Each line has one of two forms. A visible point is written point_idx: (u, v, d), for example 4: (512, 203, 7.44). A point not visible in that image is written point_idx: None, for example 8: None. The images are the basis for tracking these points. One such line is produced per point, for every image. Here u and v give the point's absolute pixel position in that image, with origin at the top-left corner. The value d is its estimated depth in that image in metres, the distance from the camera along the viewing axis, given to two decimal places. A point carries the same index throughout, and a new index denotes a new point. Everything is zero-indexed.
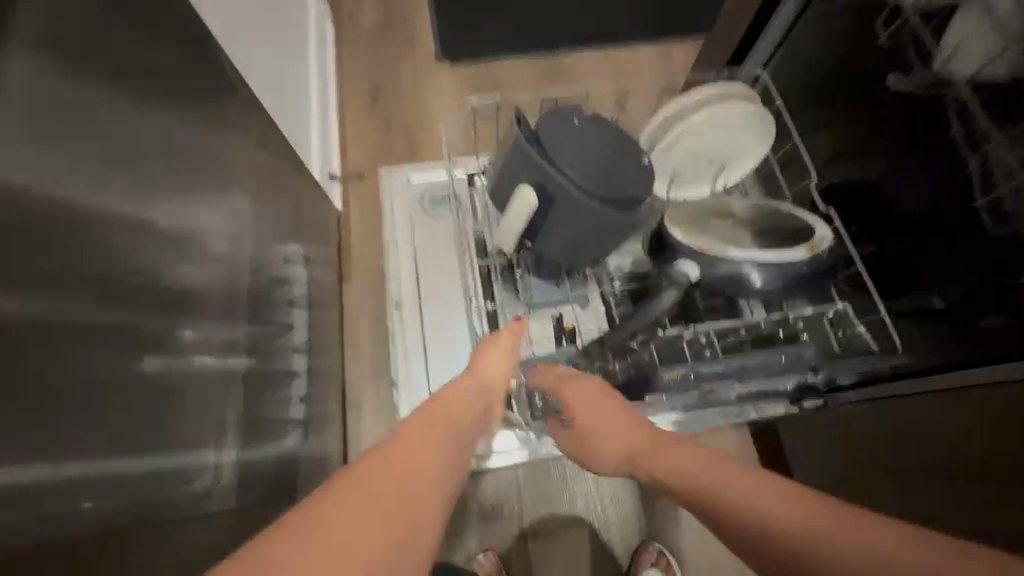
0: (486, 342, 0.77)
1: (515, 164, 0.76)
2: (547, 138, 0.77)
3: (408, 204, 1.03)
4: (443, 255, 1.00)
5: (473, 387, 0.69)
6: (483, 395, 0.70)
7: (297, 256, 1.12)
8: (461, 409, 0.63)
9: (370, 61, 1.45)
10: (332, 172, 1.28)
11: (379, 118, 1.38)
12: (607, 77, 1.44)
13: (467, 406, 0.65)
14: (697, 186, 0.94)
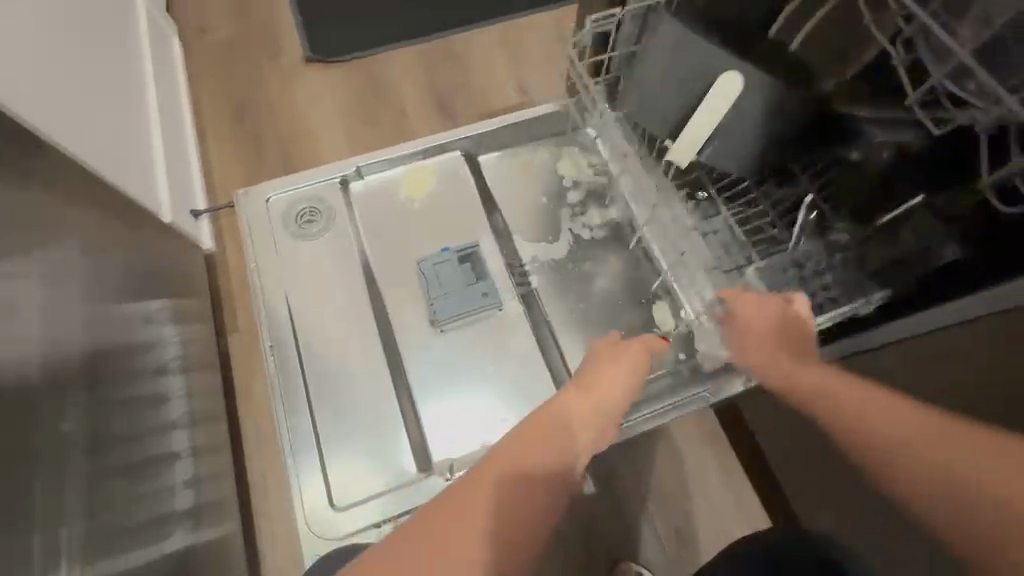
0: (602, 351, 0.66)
1: (675, 53, 0.64)
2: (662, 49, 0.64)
3: (270, 228, 0.86)
4: (323, 279, 0.84)
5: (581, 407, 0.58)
6: (599, 415, 0.59)
7: (162, 313, 0.93)
8: (563, 437, 0.53)
9: (228, 78, 1.26)
10: (195, 208, 1.10)
11: (247, 136, 1.19)
12: (497, 54, 1.29)
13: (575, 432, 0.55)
14: None
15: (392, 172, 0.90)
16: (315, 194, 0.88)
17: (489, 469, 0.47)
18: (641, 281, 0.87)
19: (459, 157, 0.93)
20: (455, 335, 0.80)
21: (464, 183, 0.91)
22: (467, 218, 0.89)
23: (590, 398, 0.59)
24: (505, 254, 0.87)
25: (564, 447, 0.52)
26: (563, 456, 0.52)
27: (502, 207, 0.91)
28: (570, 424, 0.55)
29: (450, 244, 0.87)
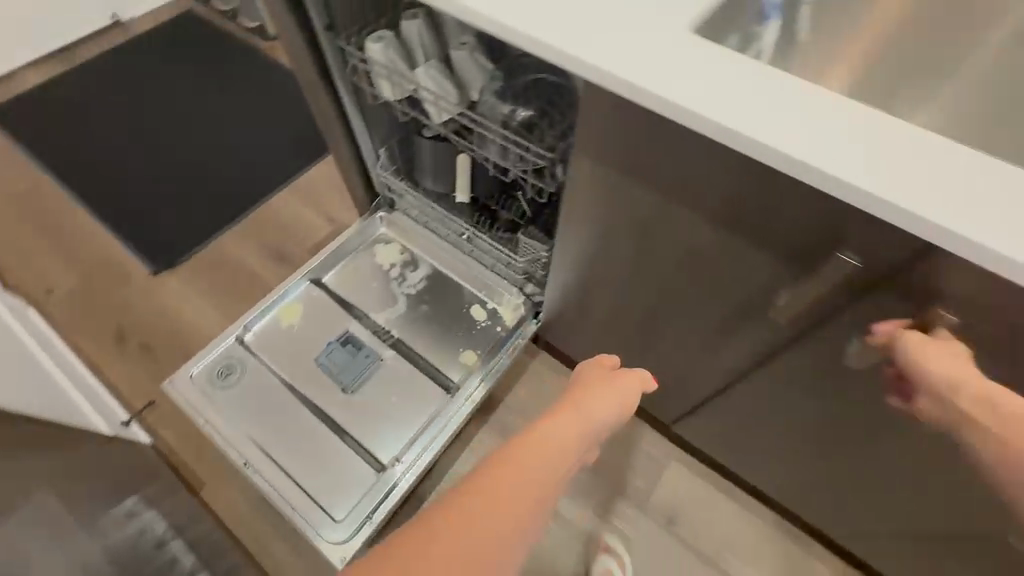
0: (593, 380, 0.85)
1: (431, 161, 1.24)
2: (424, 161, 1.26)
3: (202, 392, 1.18)
4: (259, 403, 1.19)
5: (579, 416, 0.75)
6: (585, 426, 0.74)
7: (138, 503, 1.16)
8: (559, 448, 0.67)
9: (96, 316, 1.52)
10: (123, 419, 1.35)
11: (136, 350, 1.47)
12: (303, 203, 1.73)
13: (561, 435, 0.69)
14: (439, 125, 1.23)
15: (268, 315, 1.29)
16: (223, 355, 1.22)
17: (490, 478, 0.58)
18: (458, 299, 1.37)
19: (310, 284, 1.35)
20: (362, 389, 1.22)
21: (321, 298, 1.34)
22: (334, 318, 1.31)
23: (579, 410, 0.76)
24: (369, 327, 1.31)
25: (555, 452, 0.65)
26: (555, 454, 0.65)
27: (354, 301, 1.36)
28: (556, 436, 0.69)
29: (330, 338, 1.28)
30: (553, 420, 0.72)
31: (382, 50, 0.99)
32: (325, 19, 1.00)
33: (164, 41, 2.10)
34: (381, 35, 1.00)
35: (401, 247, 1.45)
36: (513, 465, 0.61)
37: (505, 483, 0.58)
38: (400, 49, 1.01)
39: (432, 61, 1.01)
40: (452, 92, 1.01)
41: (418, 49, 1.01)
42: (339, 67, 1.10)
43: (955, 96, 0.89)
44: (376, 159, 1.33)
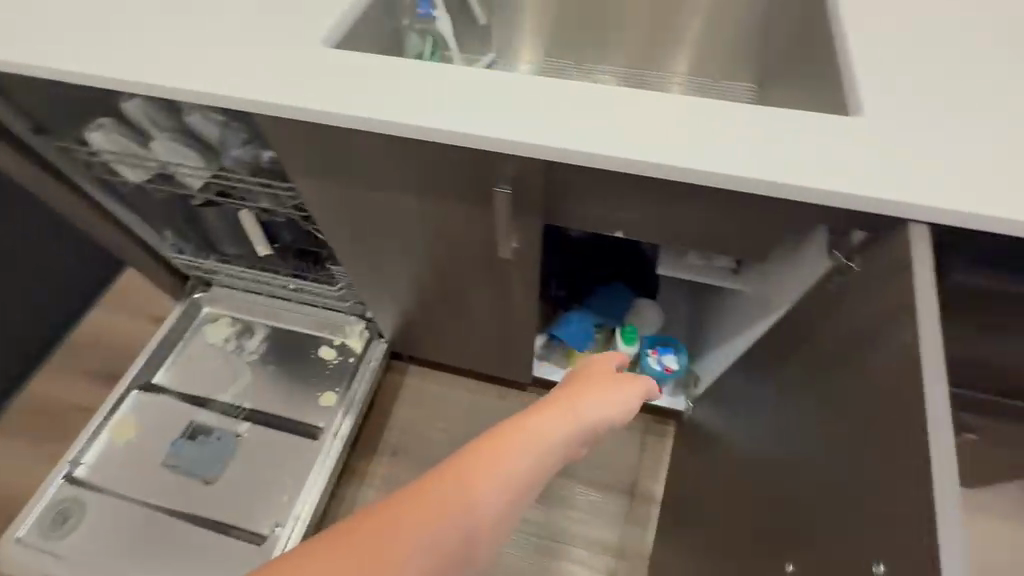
0: (601, 371, 0.65)
1: (222, 227, 1.23)
2: (215, 229, 1.25)
3: (37, 548, 1.07)
4: (110, 533, 1.10)
5: (582, 418, 0.55)
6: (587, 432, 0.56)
7: None
8: (550, 457, 0.49)
9: None
10: None
11: None
12: (119, 315, 1.60)
13: (557, 441, 0.51)
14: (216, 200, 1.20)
15: (99, 440, 1.20)
16: (52, 500, 1.11)
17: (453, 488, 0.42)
18: (304, 349, 1.36)
19: (139, 392, 1.27)
20: (222, 472, 1.17)
21: (156, 400, 1.27)
22: (176, 415, 1.25)
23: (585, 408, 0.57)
24: (216, 409, 1.27)
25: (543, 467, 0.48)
26: (545, 463, 0.48)
27: (195, 389, 1.30)
28: (552, 444, 0.50)
29: (175, 436, 1.22)
30: (556, 421, 0.52)
31: (110, 142, 0.99)
32: (33, 126, 0.96)
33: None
34: (101, 128, 0.98)
35: (231, 320, 1.41)
36: (487, 466, 0.45)
37: (462, 494, 0.42)
38: (131, 135, 1.01)
39: (164, 136, 1.00)
40: (197, 159, 1.02)
41: (147, 128, 1.00)
42: (76, 169, 1.06)
43: (635, 39, 1.07)
44: (170, 244, 1.31)
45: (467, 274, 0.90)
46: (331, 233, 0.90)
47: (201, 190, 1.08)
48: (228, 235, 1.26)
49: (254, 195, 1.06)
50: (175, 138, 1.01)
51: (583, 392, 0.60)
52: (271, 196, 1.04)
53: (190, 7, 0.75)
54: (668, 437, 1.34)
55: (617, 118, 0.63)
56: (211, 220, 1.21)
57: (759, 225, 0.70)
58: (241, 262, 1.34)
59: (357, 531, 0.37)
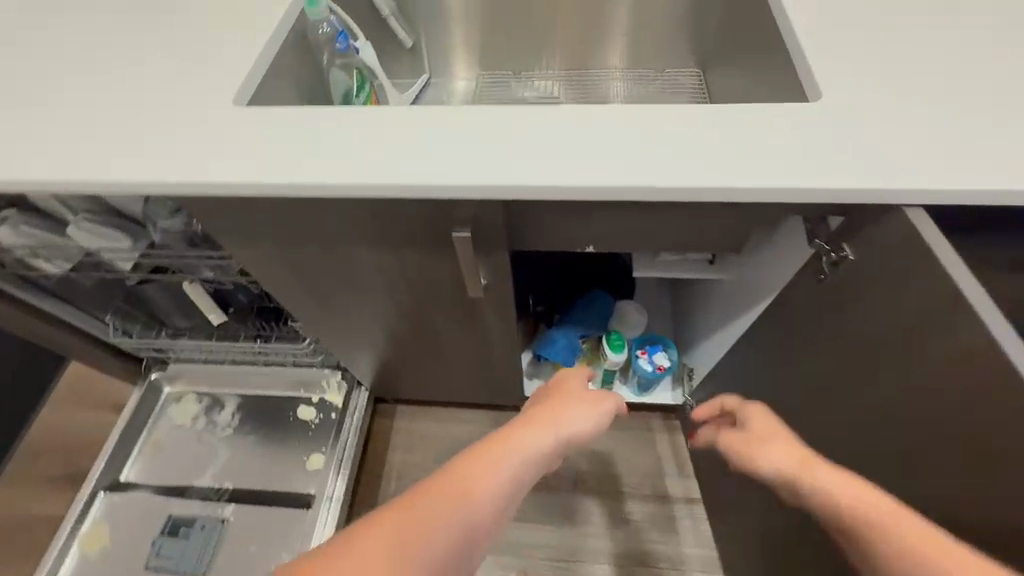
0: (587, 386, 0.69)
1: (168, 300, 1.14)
2: (161, 303, 1.16)
3: None
4: None
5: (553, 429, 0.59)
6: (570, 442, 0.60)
7: None
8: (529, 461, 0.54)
9: None
10: None
11: None
12: (74, 407, 1.48)
13: (529, 453, 0.54)
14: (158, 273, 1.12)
15: (70, 555, 1.09)
16: None
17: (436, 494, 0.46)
18: (280, 413, 1.28)
19: (107, 493, 1.16)
20: (214, 564, 1.09)
21: (128, 499, 1.16)
22: (153, 510, 1.16)
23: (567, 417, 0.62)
24: (196, 496, 1.17)
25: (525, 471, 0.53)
26: (518, 472, 0.51)
27: (169, 479, 1.21)
28: (532, 450, 0.54)
29: (156, 535, 1.12)
30: (524, 433, 0.56)
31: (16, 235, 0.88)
32: None
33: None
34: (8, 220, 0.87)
35: (198, 394, 1.31)
36: (460, 481, 0.48)
37: (440, 508, 0.45)
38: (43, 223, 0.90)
39: (80, 220, 0.90)
40: (122, 240, 0.91)
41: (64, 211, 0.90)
42: None
43: (574, 42, 1.03)
44: (109, 329, 1.19)
45: (442, 314, 0.85)
46: (290, 297, 0.83)
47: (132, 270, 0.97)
48: (178, 305, 1.17)
49: (195, 266, 0.98)
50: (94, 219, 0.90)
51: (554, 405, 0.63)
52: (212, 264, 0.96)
53: (95, 81, 0.68)
54: (673, 431, 1.32)
55: (576, 140, 0.60)
56: (156, 293, 1.12)
57: (731, 225, 0.68)
58: (194, 335, 1.24)
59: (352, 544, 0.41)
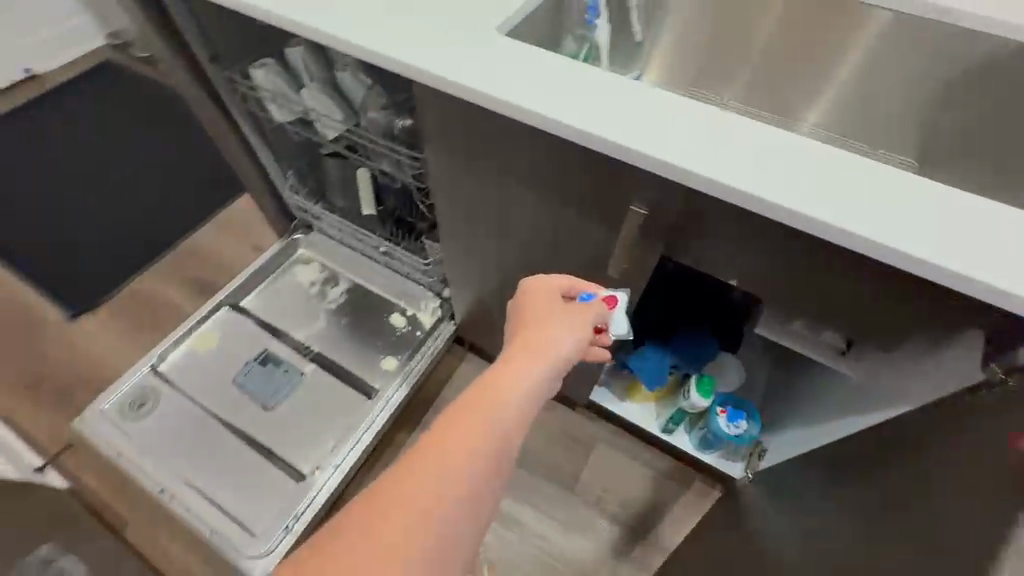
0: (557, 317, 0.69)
1: (340, 180, 1.31)
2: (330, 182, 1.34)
3: (118, 425, 1.18)
4: (179, 430, 1.20)
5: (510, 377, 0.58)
6: (539, 366, 0.60)
7: (47, 548, 1.07)
8: (496, 399, 0.55)
9: (11, 370, 1.50)
10: (39, 464, 1.30)
11: (51, 398, 1.45)
12: (228, 238, 1.77)
13: (498, 411, 0.53)
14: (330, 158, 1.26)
15: (184, 342, 1.30)
16: (139, 386, 1.23)
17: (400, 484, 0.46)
18: (378, 310, 1.41)
19: (227, 309, 1.37)
20: (282, 405, 1.24)
21: (240, 321, 1.36)
22: (253, 338, 1.33)
23: (533, 350, 0.62)
24: (288, 344, 1.33)
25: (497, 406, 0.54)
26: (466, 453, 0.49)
27: (273, 318, 1.38)
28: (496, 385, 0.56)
29: (248, 358, 1.30)
30: (480, 391, 0.55)
31: (267, 76, 1.07)
32: (206, 49, 1.05)
33: (93, 98, 2.21)
34: (263, 70, 1.06)
35: (322, 265, 1.48)
36: (428, 457, 0.48)
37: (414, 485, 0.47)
38: (284, 75, 1.08)
39: (311, 81, 1.08)
40: (338, 108, 1.08)
41: (303, 75, 1.08)
42: (225, 91, 1.13)
43: (787, 89, 1.04)
44: (282, 188, 1.39)
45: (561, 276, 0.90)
46: (444, 209, 0.93)
47: (330, 138, 1.13)
48: (341, 186, 1.33)
49: (378, 154, 1.11)
50: (321, 86, 1.08)
51: (530, 337, 0.65)
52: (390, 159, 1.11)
53: None
54: (710, 501, 1.25)
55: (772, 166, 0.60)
56: (331, 169, 1.30)
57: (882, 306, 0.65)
58: (339, 216, 1.42)
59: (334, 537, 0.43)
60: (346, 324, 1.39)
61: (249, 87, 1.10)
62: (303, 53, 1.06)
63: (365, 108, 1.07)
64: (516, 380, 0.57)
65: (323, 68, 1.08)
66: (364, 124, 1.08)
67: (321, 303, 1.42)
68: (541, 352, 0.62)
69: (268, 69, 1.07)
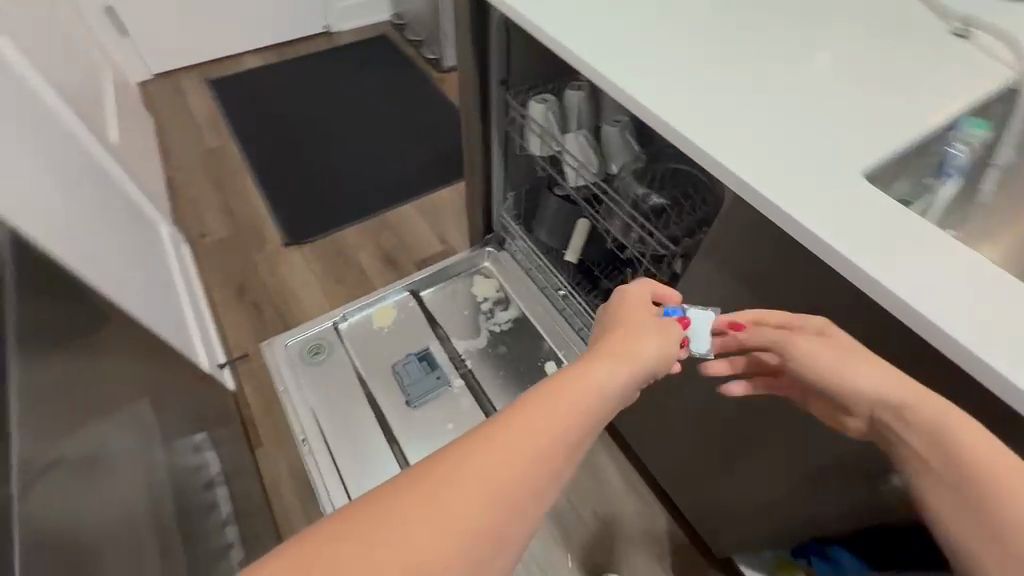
0: (658, 323, 0.64)
1: (554, 223, 1.31)
2: (542, 222, 1.34)
3: (292, 364, 1.31)
4: (334, 390, 1.29)
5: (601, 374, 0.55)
6: (631, 372, 0.57)
7: (205, 442, 1.23)
8: (581, 395, 0.53)
9: (230, 270, 1.77)
10: (221, 362, 1.51)
11: (248, 306, 1.68)
12: (424, 222, 1.90)
13: (580, 409, 0.52)
14: (561, 199, 1.27)
15: (363, 312, 1.40)
16: (317, 337, 1.35)
17: (469, 449, 0.46)
18: (536, 353, 1.38)
19: (407, 295, 1.45)
20: (424, 409, 1.27)
21: (413, 310, 1.42)
22: (418, 332, 1.39)
23: (631, 356, 0.58)
24: (447, 351, 1.36)
25: (583, 402, 0.52)
26: (542, 442, 0.48)
27: (440, 319, 1.43)
28: (586, 380, 0.54)
29: (409, 350, 1.36)
30: (570, 380, 0.54)
31: (541, 111, 1.08)
32: (500, 72, 1.10)
33: (366, 65, 2.53)
34: (539, 104, 1.08)
35: (498, 285, 1.49)
36: (506, 427, 0.48)
37: (486, 458, 0.46)
38: (557, 113, 1.09)
39: (579, 130, 1.07)
40: (593, 161, 1.06)
41: (575, 119, 1.08)
42: (495, 111, 1.18)
43: None
44: (498, 205, 1.43)
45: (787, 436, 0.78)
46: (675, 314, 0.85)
47: (573, 186, 1.12)
48: (552, 228, 1.33)
49: (614, 218, 1.06)
50: (588, 138, 1.07)
51: (627, 340, 0.60)
52: (625, 230, 1.05)
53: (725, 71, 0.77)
54: None
55: None
56: (554, 210, 1.29)
57: None
58: (538, 249, 1.42)
59: (404, 488, 0.44)
60: (503, 352, 1.38)
61: (520, 114, 1.12)
62: (582, 99, 1.06)
63: (625, 173, 1.04)
64: (603, 383, 0.54)
65: (599, 124, 1.09)
66: (613, 186, 1.05)
67: (487, 322, 1.43)
68: (634, 356, 0.58)
69: (545, 104, 1.07)
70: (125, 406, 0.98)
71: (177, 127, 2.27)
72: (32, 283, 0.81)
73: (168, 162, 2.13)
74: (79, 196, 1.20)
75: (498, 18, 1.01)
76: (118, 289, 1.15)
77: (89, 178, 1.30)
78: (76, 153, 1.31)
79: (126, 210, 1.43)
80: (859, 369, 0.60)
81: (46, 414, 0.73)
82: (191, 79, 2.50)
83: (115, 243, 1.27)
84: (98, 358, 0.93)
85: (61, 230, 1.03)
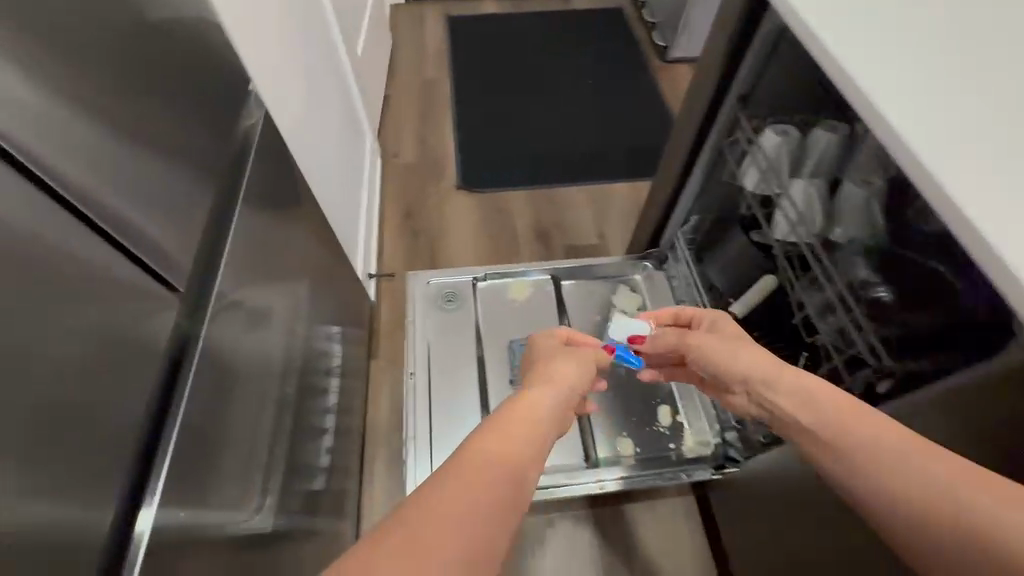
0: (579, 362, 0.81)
1: (733, 265, 1.17)
2: (721, 260, 1.20)
3: (425, 301, 1.39)
4: (452, 339, 1.34)
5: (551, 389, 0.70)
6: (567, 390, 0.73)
7: (337, 336, 1.37)
8: (549, 408, 0.65)
9: (405, 194, 1.92)
10: (371, 273, 1.66)
11: (409, 231, 1.81)
12: (587, 210, 1.84)
13: (550, 414, 0.64)
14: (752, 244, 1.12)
15: (503, 278, 1.41)
16: (455, 285, 1.41)
17: (482, 434, 0.54)
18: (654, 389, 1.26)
19: (548, 279, 1.42)
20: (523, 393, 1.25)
21: (548, 295, 1.40)
22: (545, 318, 1.37)
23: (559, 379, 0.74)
24: None
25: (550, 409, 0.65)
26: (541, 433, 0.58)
27: (570, 315, 1.38)
28: (544, 397, 0.67)
29: (529, 332, 1.34)
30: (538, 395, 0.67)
31: (775, 142, 0.93)
32: (745, 87, 0.96)
33: (591, 36, 2.48)
34: (776, 135, 0.93)
35: (641, 303, 1.38)
36: (499, 415, 0.59)
37: (507, 434, 0.55)
38: (793, 150, 0.94)
39: (812, 178, 0.92)
40: (816, 219, 0.90)
41: (813, 164, 0.92)
42: (718, 127, 1.05)
43: None
44: (675, 224, 1.31)
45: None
46: None
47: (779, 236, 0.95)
48: (729, 269, 1.19)
49: (815, 291, 0.88)
50: (819, 190, 0.91)
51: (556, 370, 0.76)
52: (827, 310, 0.86)
53: None
54: None
55: None
56: (738, 252, 1.15)
57: None
58: (700, 284, 1.28)
59: (450, 465, 0.48)
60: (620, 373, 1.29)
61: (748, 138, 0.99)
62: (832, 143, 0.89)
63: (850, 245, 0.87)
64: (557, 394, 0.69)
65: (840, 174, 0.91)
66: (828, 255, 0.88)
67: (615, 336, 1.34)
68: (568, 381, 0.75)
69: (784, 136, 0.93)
70: (293, 284, 1.12)
71: (408, 52, 2.47)
72: (266, 160, 0.94)
73: (391, 81, 2.34)
74: (319, 94, 1.37)
75: (771, 25, 0.86)
76: (318, 185, 1.31)
77: (330, 81, 1.48)
78: (328, 56, 1.49)
79: (346, 117, 1.61)
80: (743, 354, 0.75)
81: (242, 271, 0.85)
82: (434, 12, 2.70)
83: (330, 143, 1.44)
84: (288, 239, 1.07)
85: (297, 121, 1.18)
